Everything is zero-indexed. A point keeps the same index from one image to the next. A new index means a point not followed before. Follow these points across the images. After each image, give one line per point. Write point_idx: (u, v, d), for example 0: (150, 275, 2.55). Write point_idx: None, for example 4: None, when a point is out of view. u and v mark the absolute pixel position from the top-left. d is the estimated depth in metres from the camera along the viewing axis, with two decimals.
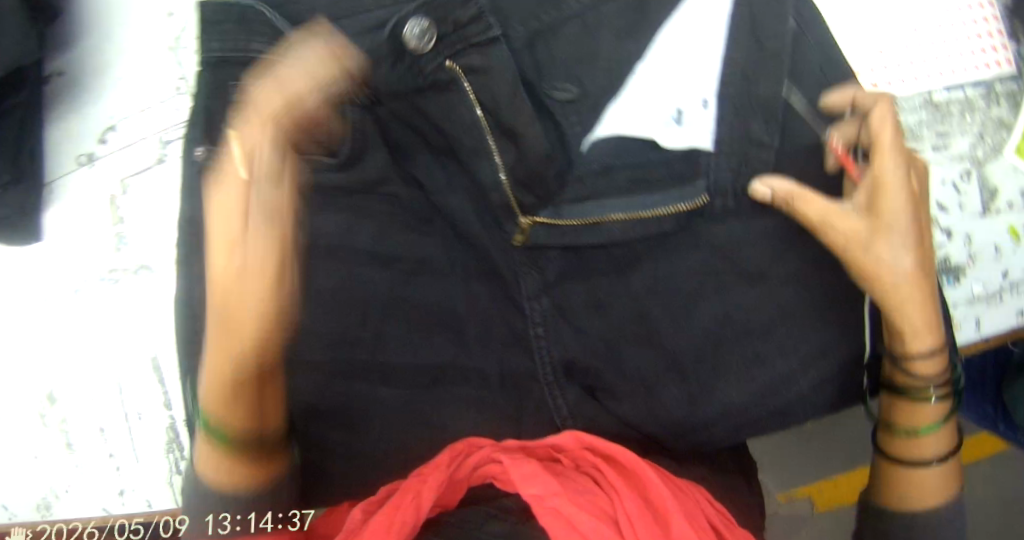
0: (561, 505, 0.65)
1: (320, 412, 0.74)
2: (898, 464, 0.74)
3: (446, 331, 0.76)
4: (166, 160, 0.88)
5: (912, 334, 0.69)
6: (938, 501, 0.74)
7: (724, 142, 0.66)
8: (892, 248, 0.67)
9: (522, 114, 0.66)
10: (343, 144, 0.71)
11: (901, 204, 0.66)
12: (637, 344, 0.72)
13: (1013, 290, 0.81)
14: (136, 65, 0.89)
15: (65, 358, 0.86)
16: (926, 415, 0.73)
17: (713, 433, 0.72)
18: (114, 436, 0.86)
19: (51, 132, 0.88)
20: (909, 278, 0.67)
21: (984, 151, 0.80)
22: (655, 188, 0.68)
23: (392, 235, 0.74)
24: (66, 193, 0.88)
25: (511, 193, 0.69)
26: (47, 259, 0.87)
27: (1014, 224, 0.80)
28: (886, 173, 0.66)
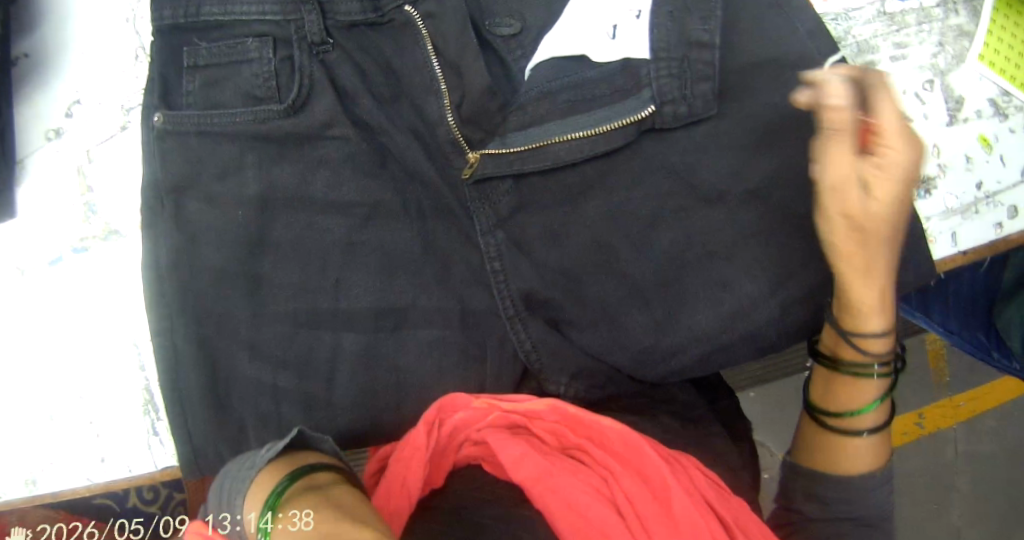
0: (558, 486, 0.67)
1: (286, 361, 0.76)
2: (831, 433, 0.78)
3: (407, 274, 0.76)
4: (131, 126, 0.88)
5: (862, 312, 0.70)
6: (861, 471, 0.76)
7: (660, 50, 0.69)
8: (872, 223, 0.65)
9: (466, 52, 0.74)
10: (292, 91, 0.74)
11: (902, 183, 0.63)
12: (600, 269, 0.74)
13: (988, 202, 0.79)
14: (92, 38, 0.89)
15: (41, 335, 0.83)
16: (862, 393, 0.75)
17: (680, 360, 0.75)
18: (92, 404, 0.83)
19: (20, 112, 0.87)
20: (878, 249, 0.66)
21: (945, 59, 0.80)
22: (599, 104, 0.71)
23: (346, 179, 0.76)
24: (34, 168, 0.86)
25: (457, 126, 0.74)
26: (20, 236, 0.85)
27: (983, 133, 0.79)
28: (895, 154, 0.62)
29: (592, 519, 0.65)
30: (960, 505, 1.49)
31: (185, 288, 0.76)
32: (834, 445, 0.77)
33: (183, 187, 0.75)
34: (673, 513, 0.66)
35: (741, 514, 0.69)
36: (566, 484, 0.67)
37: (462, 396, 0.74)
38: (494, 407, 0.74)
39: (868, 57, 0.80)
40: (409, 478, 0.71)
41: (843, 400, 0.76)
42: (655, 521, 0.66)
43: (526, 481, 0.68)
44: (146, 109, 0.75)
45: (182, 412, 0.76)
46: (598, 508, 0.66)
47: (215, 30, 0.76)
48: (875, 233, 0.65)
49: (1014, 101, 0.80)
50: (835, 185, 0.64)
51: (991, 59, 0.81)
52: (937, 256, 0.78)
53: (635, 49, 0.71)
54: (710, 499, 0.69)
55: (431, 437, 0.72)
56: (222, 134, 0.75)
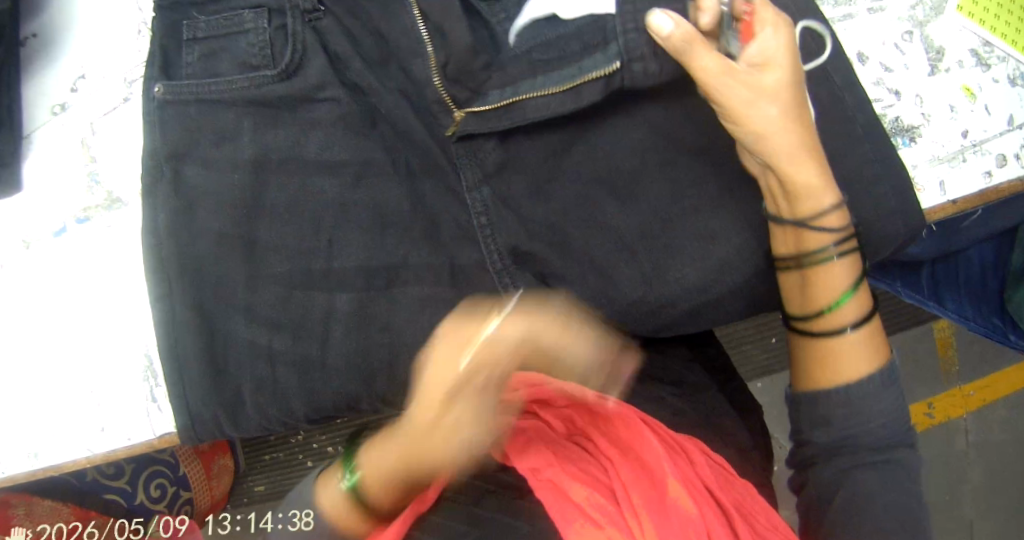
0: (554, 476, 0.63)
1: (281, 322, 0.78)
2: (818, 339, 0.73)
3: (397, 232, 0.78)
4: (133, 97, 0.90)
5: (801, 191, 0.69)
6: (863, 371, 0.72)
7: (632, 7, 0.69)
8: (773, 97, 0.67)
9: (450, 11, 0.73)
10: (280, 56, 0.76)
11: (787, 58, 0.67)
12: (587, 224, 0.76)
13: (975, 150, 0.81)
14: (95, 14, 0.91)
15: (44, 309, 0.86)
16: (832, 286, 0.72)
17: (669, 313, 0.77)
18: (93, 372, 0.85)
19: (29, 90, 0.90)
20: (790, 120, 0.67)
21: (924, 11, 0.83)
22: (574, 59, 0.71)
23: (337, 140, 0.78)
24: (40, 141, 0.89)
25: (440, 82, 0.74)
26: (27, 210, 0.88)
27: (966, 83, 0.82)
28: (768, 32, 0.67)
29: (586, 509, 0.60)
30: (970, 495, 1.48)
31: (184, 252, 0.77)
32: (823, 350, 0.73)
33: (181, 156, 0.77)
34: (666, 498, 0.60)
35: (740, 500, 0.65)
36: (564, 473, 0.63)
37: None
38: (513, 395, 0.74)
39: (845, 9, 0.82)
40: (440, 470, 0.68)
41: (816, 296, 0.72)
42: (650, 511, 0.59)
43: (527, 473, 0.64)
44: (147, 81, 0.77)
45: (179, 379, 0.77)
46: (591, 497, 0.61)
47: (214, 3, 0.77)
48: (782, 103, 0.67)
49: (995, 51, 0.83)
50: (728, 75, 0.66)
51: (970, 10, 0.83)
52: (926, 205, 0.81)
53: (603, 7, 0.72)
54: (711, 487, 0.65)
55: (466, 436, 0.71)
56: (214, 99, 0.76)
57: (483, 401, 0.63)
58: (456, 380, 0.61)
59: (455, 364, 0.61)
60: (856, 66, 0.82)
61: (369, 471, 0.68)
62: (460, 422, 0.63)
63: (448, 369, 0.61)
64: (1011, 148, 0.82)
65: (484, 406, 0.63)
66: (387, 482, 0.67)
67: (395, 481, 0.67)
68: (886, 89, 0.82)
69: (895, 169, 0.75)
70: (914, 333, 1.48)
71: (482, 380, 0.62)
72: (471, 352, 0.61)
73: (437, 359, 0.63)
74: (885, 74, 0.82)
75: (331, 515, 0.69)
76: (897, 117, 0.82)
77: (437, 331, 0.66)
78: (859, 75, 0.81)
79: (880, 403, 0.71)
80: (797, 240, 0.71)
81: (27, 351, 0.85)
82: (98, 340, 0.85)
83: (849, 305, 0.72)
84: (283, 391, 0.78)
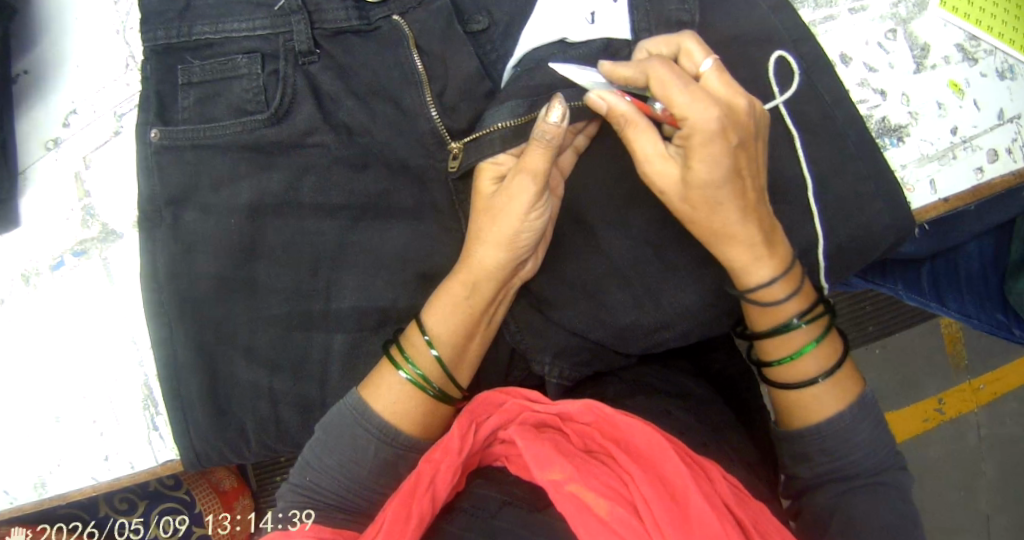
0: (578, 490, 0.58)
1: (281, 359, 0.79)
2: (783, 390, 0.74)
3: (391, 270, 0.79)
4: (123, 131, 0.91)
5: (741, 268, 0.69)
6: (829, 416, 0.72)
7: (641, 30, 0.73)
8: (693, 190, 0.65)
9: (449, 46, 0.75)
10: (271, 98, 0.76)
11: (712, 143, 0.63)
12: (582, 251, 0.76)
13: (965, 146, 0.81)
14: (84, 49, 0.92)
15: (45, 339, 0.89)
16: (793, 341, 0.72)
17: (664, 336, 0.77)
18: (94, 402, 0.88)
19: (21, 125, 0.92)
20: (715, 212, 0.66)
21: (906, 8, 0.82)
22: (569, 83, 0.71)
23: (332, 178, 0.77)
24: (36, 177, 0.91)
25: (439, 117, 0.76)
26: (24, 244, 0.90)
27: (953, 79, 0.82)
28: (692, 118, 0.63)
29: (611, 527, 0.57)
30: (986, 491, 1.47)
31: (183, 296, 0.78)
32: (790, 401, 0.73)
33: (181, 200, 0.78)
34: (689, 514, 0.58)
35: (762, 518, 0.61)
36: (587, 486, 0.58)
37: (493, 395, 0.69)
38: (525, 407, 0.67)
39: (827, 11, 0.82)
40: (439, 474, 0.63)
41: (775, 353, 0.73)
42: (674, 526, 0.57)
43: (547, 484, 0.59)
44: (142, 126, 0.77)
45: (184, 421, 0.78)
46: (615, 513, 0.57)
47: (207, 48, 0.78)
48: (701, 197, 0.65)
49: (982, 44, 0.82)
50: (694, 107, 0.63)
51: (953, 4, 0.83)
52: (915, 205, 0.81)
53: (616, 30, 0.73)
54: (732, 504, 0.60)
55: (465, 441, 0.65)
56: (207, 143, 0.77)
57: (542, 201, 0.69)
58: (528, 182, 0.67)
59: (537, 161, 0.66)
60: (840, 68, 0.81)
61: (430, 329, 0.72)
62: (501, 221, 0.69)
63: (519, 203, 0.68)
64: (1002, 142, 0.81)
65: (542, 217, 0.70)
66: (408, 414, 0.72)
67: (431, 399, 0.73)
68: (871, 89, 0.81)
69: (889, 188, 0.76)
70: (921, 330, 1.47)
71: (532, 190, 0.67)
72: (539, 145, 0.65)
73: (523, 160, 0.66)
74: (869, 75, 0.82)
75: (382, 428, 0.71)
76: (883, 117, 0.81)
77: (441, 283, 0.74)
78: (843, 77, 0.80)
79: (865, 454, 0.71)
80: (752, 308, 0.72)
81: (31, 379, 0.88)
82: (98, 368, 0.88)
83: (812, 357, 0.72)
84: (283, 424, 0.80)
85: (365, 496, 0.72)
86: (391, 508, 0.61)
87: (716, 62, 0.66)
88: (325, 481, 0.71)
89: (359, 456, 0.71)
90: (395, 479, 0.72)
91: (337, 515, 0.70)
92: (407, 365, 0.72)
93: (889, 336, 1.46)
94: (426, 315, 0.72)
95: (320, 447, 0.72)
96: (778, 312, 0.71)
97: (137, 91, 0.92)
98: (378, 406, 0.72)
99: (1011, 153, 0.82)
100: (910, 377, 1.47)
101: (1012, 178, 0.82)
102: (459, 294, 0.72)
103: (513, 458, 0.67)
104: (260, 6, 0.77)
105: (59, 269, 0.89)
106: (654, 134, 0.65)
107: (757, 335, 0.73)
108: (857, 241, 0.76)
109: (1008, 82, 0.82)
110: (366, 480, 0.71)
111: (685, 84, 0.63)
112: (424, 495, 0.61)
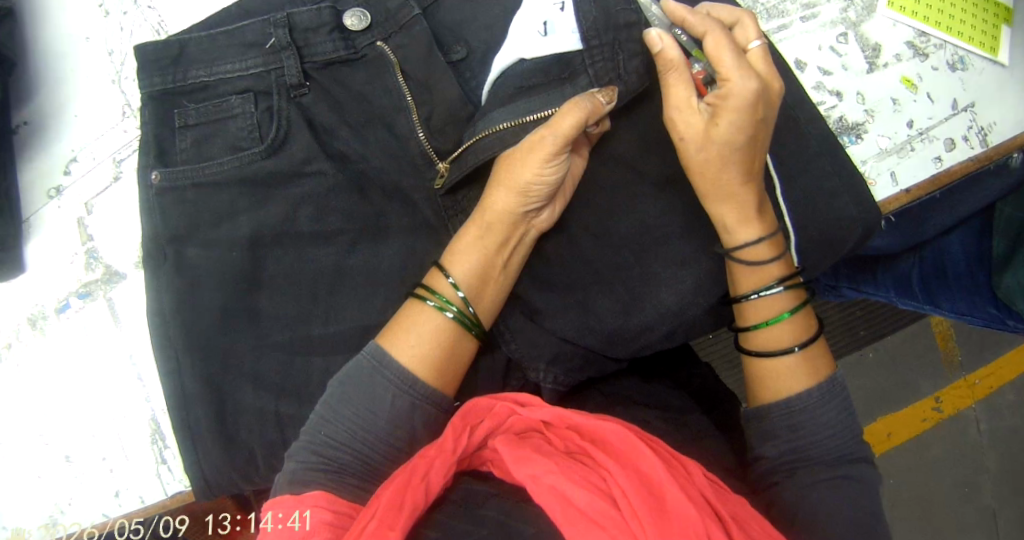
0: (557, 483, 0.60)
1: (286, 385, 0.82)
2: (756, 359, 0.77)
3: (388, 291, 0.82)
4: (123, 177, 0.95)
5: (730, 227, 0.74)
6: (795, 388, 0.75)
7: (591, 37, 0.72)
8: (709, 146, 0.70)
9: (433, 72, 0.79)
10: (265, 133, 0.80)
11: (742, 110, 0.68)
12: (567, 260, 0.80)
13: (921, 138, 0.88)
14: (83, 100, 0.96)
15: (53, 380, 0.91)
16: (773, 306, 0.76)
17: (648, 338, 0.79)
18: (104, 440, 0.91)
19: (23, 174, 0.95)
20: (723, 169, 0.71)
21: (856, 13, 0.89)
22: (542, 92, 0.74)
23: (326, 208, 0.81)
24: (41, 225, 0.94)
25: (427, 140, 0.80)
26: (31, 290, 0.93)
27: (906, 75, 0.88)
28: (733, 84, 0.68)
29: (589, 516, 0.58)
30: (990, 484, 1.49)
31: (188, 329, 0.81)
32: (762, 369, 0.77)
33: (183, 238, 0.81)
34: (667, 506, 0.60)
35: (740, 509, 0.63)
36: (566, 480, 0.60)
37: (482, 401, 0.70)
38: (513, 410, 0.69)
39: (780, 21, 0.89)
40: (434, 469, 0.65)
41: (752, 319, 0.77)
42: (650, 517, 0.58)
43: (527, 480, 0.61)
44: (144, 169, 0.81)
45: (194, 450, 0.81)
46: (592, 503, 0.59)
47: (202, 91, 0.81)
48: (715, 154, 0.70)
49: (931, 40, 0.89)
50: (738, 77, 0.68)
51: (900, 4, 0.90)
52: (880, 197, 0.87)
53: (565, 41, 0.74)
54: (710, 497, 0.63)
55: (460, 441, 0.67)
56: (204, 182, 0.80)
57: (559, 158, 0.71)
58: (545, 138, 0.70)
59: (565, 124, 0.69)
60: (797, 73, 0.88)
61: (452, 271, 0.74)
62: (518, 168, 0.72)
63: (538, 155, 0.71)
64: (957, 132, 0.88)
65: (559, 173, 0.72)
66: (430, 360, 0.72)
67: (450, 339, 0.74)
68: (828, 91, 0.88)
69: (857, 184, 0.80)
70: (914, 329, 1.49)
71: (551, 146, 0.70)
72: (574, 109, 0.69)
73: (554, 122, 0.69)
74: (825, 77, 0.88)
75: (401, 376, 0.71)
76: (841, 115, 0.88)
77: (459, 231, 0.77)
78: (801, 81, 0.86)
79: (846, 436, 0.74)
80: (737, 265, 0.75)
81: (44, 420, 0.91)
82: (105, 404, 0.91)
83: (787, 327, 0.76)
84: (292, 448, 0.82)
85: (382, 452, 0.71)
86: (389, 493, 0.63)
87: (764, 45, 0.71)
88: (334, 456, 0.70)
89: (377, 406, 0.70)
90: (410, 434, 0.72)
91: (351, 483, 0.70)
92: (432, 305, 0.74)
93: (882, 340, 1.48)
94: (448, 258, 0.75)
95: (334, 401, 0.71)
96: (763, 274, 0.75)
97: (135, 137, 0.95)
98: (401, 350, 0.72)
99: (968, 141, 0.88)
100: (908, 377, 1.49)
101: (971, 164, 0.88)
102: (474, 234, 0.75)
103: (496, 461, 0.69)
104: (251, 46, 0.80)
105: (65, 311, 0.92)
106: (689, 88, 0.70)
107: (739, 295, 0.76)
108: (827, 235, 0.80)
109: (960, 73, 0.89)
110: (384, 433, 0.71)
111: (736, 55, 0.68)
112: (417, 488, 0.63)
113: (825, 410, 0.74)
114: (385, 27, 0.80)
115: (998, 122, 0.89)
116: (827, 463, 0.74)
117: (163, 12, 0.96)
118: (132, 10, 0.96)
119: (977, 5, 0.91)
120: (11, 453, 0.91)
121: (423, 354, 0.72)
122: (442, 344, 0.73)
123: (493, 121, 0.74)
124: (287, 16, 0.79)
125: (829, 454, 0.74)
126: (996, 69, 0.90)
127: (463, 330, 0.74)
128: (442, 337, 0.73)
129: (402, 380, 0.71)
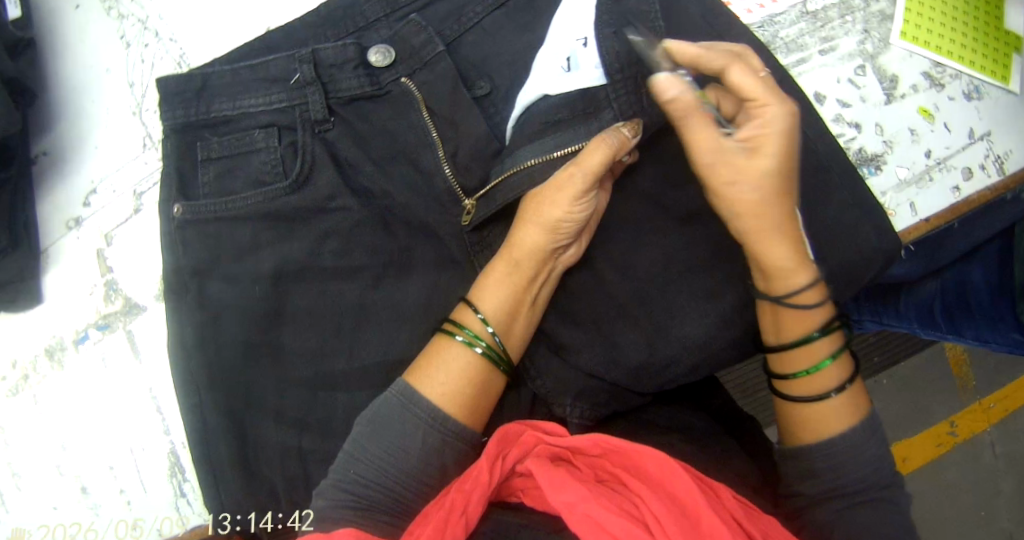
0: (592, 511, 0.60)
1: (307, 419, 0.81)
2: (798, 404, 0.75)
3: (412, 324, 0.82)
4: (143, 209, 0.95)
5: (777, 273, 0.70)
6: (842, 430, 0.73)
7: (614, 73, 0.75)
8: (760, 182, 0.67)
9: (458, 106, 0.80)
10: (289, 168, 0.80)
11: (789, 136, 0.67)
12: (591, 293, 0.80)
13: (939, 168, 0.88)
14: (103, 131, 0.97)
15: (72, 411, 0.91)
16: (816, 352, 0.74)
17: (673, 372, 0.79)
18: (122, 472, 0.90)
19: (42, 206, 0.95)
20: (774, 206, 0.68)
21: (872, 45, 0.90)
22: (565, 127, 0.75)
23: (349, 241, 0.81)
24: (60, 256, 0.94)
25: (454, 177, 0.80)
26: (51, 320, 0.93)
27: (923, 105, 0.89)
28: (769, 113, 0.67)
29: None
30: (1008, 510, 1.48)
31: (210, 361, 0.81)
32: (805, 413, 0.75)
33: (205, 271, 0.81)
34: (701, 527, 0.61)
35: (773, 529, 0.64)
36: (601, 508, 0.60)
37: (511, 428, 0.71)
38: (541, 438, 0.70)
39: (798, 54, 0.89)
40: (471, 504, 0.64)
41: (794, 367, 0.75)
42: None
43: (561, 507, 0.60)
44: (167, 202, 0.81)
45: (215, 484, 0.81)
46: (628, 530, 0.58)
47: (226, 124, 0.82)
48: (768, 189, 0.67)
49: (947, 69, 0.90)
50: (774, 106, 0.66)
51: (915, 35, 0.90)
52: (900, 226, 0.88)
53: (589, 76, 0.75)
54: (740, 516, 0.63)
55: (493, 472, 0.67)
56: (227, 215, 0.81)
57: (588, 197, 0.72)
58: (575, 176, 0.71)
59: (595, 159, 0.70)
60: (816, 105, 0.88)
61: (480, 307, 0.74)
62: (547, 207, 0.73)
63: (567, 194, 0.71)
64: (975, 161, 0.88)
65: (587, 210, 0.73)
66: (460, 398, 0.72)
67: (480, 375, 0.73)
68: (847, 123, 0.88)
69: (878, 215, 0.80)
70: (929, 355, 1.48)
71: (581, 182, 0.71)
72: (603, 144, 0.70)
73: (582, 158, 0.70)
74: (843, 109, 0.88)
75: (430, 411, 0.71)
76: (861, 147, 0.88)
77: (483, 270, 0.77)
78: (821, 114, 0.87)
79: (873, 458, 0.73)
80: (781, 314, 0.73)
81: (63, 452, 0.91)
82: (123, 436, 0.91)
83: (831, 370, 0.74)
84: (314, 482, 0.81)
85: (409, 488, 0.70)
86: (427, 528, 0.62)
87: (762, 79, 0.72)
88: (362, 492, 0.70)
89: (407, 441, 0.70)
90: (439, 467, 0.71)
91: (381, 519, 0.69)
92: (461, 341, 0.74)
93: (897, 366, 1.47)
94: (475, 294, 0.75)
95: (364, 436, 0.71)
96: (807, 320, 0.73)
97: (156, 169, 0.96)
98: (431, 388, 0.72)
99: (985, 169, 0.88)
100: (923, 404, 1.48)
101: (989, 193, 0.88)
102: (502, 271, 0.75)
103: (532, 491, 0.68)
104: (276, 81, 0.81)
105: (84, 342, 0.92)
106: (717, 129, 0.67)
107: (782, 343, 0.74)
108: (849, 266, 0.80)
109: (976, 102, 0.89)
110: (413, 467, 0.70)
111: (759, 83, 0.68)
112: (457, 523, 0.63)
113: (850, 438, 0.73)
114: (408, 63, 0.81)
115: (1014, 150, 0.89)
116: (855, 494, 0.73)
117: (185, 46, 0.97)
118: (154, 44, 0.97)
119: (988, 35, 0.92)
120: (29, 485, 0.90)
121: (454, 391, 0.72)
122: (473, 381, 0.73)
123: (520, 157, 0.75)
124: (312, 52, 0.80)
125: (856, 479, 0.73)
126: (1010, 97, 0.90)
127: (493, 366, 0.74)
128: (472, 373, 0.73)
129: (434, 417, 0.71)
